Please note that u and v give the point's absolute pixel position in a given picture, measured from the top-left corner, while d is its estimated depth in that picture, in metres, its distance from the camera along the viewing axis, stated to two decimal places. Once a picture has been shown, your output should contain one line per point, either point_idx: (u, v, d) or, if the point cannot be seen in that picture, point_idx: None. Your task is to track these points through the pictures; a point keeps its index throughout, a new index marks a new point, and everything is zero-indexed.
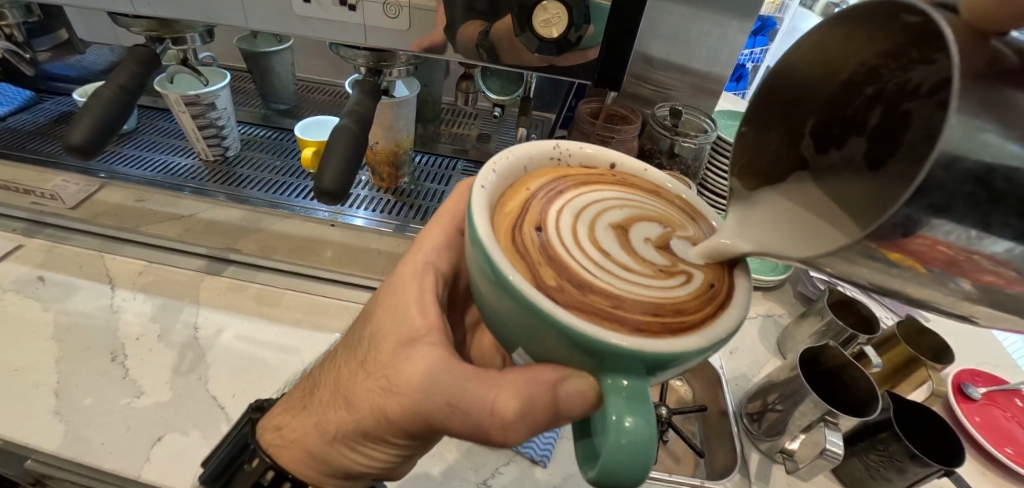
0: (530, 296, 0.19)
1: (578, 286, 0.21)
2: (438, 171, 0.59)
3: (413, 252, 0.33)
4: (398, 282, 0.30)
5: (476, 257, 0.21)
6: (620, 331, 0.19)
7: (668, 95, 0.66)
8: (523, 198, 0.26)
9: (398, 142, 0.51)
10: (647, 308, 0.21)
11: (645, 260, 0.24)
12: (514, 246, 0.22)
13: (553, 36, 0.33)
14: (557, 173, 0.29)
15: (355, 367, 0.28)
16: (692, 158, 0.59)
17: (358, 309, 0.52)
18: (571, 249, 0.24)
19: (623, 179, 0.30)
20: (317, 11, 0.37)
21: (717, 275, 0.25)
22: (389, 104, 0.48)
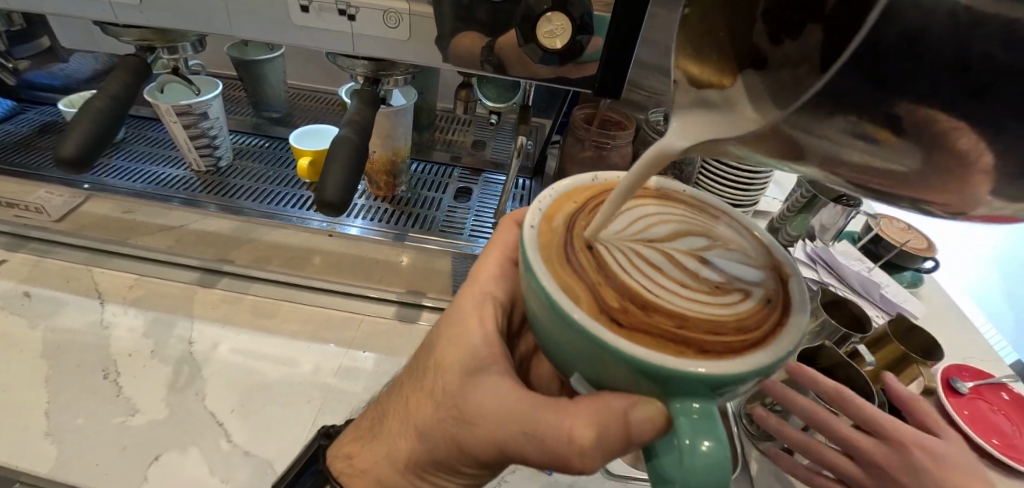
0: (591, 328, 0.20)
1: (639, 308, 0.22)
2: (433, 178, 0.58)
3: (470, 284, 0.34)
4: (456, 315, 0.32)
5: (534, 291, 0.23)
6: (685, 354, 0.20)
7: (660, 101, 0.67)
8: (573, 221, 0.27)
9: (395, 150, 0.51)
10: (709, 325, 0.22)
11: (701, 275, 0.25)
12: (573, 273, 0.24)
13: (557, 46, 0.34)
14: (602, 194, 0.30)
15: (422, 398, 0.31)
16: (685, 163, 0.60)
17: (359, 320, 0.52)
18: (628, 269, 0.24)
19: (667, 198, 0.31)
20: (315, 21, 0.37)
21: (777, 289, 0.25)
22: (387, 113, 0.48)
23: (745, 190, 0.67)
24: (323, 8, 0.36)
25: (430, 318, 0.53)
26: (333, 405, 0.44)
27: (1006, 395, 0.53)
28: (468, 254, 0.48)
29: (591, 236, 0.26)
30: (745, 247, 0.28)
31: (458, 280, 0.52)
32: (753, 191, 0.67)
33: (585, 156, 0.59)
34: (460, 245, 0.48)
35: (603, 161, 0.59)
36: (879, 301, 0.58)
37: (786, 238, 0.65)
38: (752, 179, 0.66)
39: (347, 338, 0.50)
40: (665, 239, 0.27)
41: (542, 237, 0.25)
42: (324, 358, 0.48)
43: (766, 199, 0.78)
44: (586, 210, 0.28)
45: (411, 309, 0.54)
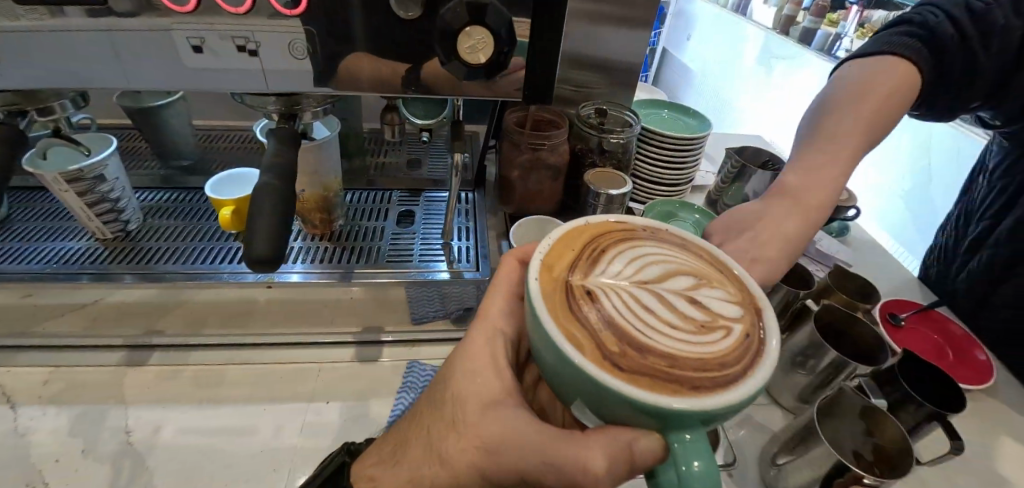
0: (596, 373, 0.21)
1: (638, 352, 0.22)
2: (371, 206, 0.53)
3: (481, 317, 0.33)
4: (472, 350, 0.31)
5: (542, 337, 0.23)
6: (679, 395, 0.21)
7: (588, 94, 0.68)
8: (572, 264, 0.27)
9: (325, 186, 0.46)
10: (700, 364, 0.22)
11: (690, 307, 0.25)
12: (575, 318, 0.24)
13: (481, 60, 0.32)
14: (597, 233, 0.30)
15: (442, 424, 0.29)
16: (623, 151, 0.61)
17: (316, 368, 0.49)
18: (624, 310, 0.25)
19: (655, 231, 0.31)
20: (213, 61, 0.34)
21: (758, 317, 0.26)
22: (310, 147, 0.43)
23: (678, 169, 0.70)
24: (219, 47, 0.33)
25: (392, 352, 0.50)
26: (304, 468, 0.40)
27: (941, 323, 0.59)
28: (421, 282, 0.45)
29: (590, 279, 0.26)
30: (734, 274, 0.29)
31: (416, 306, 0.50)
32: (686, 169, 0.70)
33: (522, 160, 0.59)
34: (410, 273, 0.45)
35: (541, 163, 0.59)
36: (816, 255, 0.63)
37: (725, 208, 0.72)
38: (685, 158, 0.69)
39: (306, 391, 0.47)
40: (657, 273, 0.27)
41: (543, 284, 0.25)
42: (285, 418, 0.44)
43: (700, 174, 0.81)
44: (584, 252, 0.28)
45: (370, 346, 0.51)
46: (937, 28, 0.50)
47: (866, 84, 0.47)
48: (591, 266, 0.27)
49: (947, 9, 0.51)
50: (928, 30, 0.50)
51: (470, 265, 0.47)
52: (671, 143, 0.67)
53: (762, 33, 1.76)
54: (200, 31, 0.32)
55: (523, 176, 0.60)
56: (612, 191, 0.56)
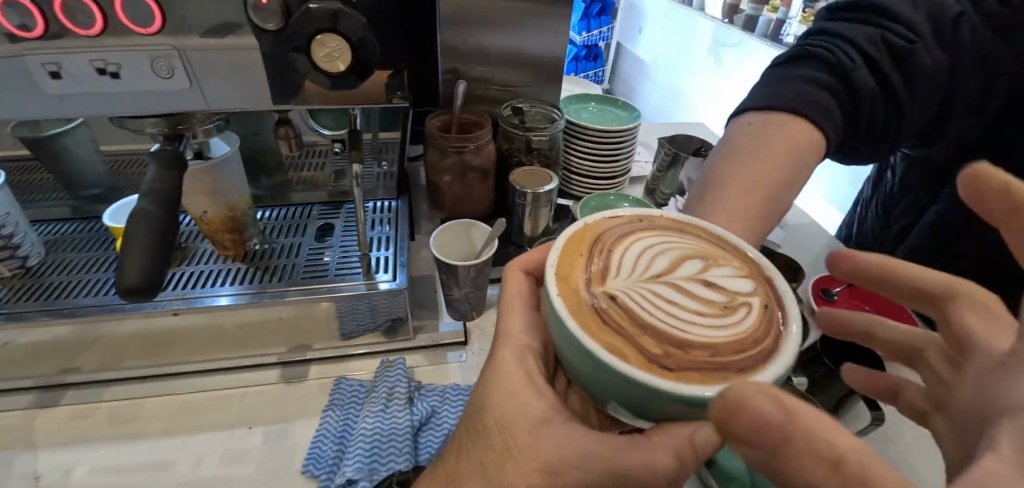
0: (647, 380, 0.20)
1: (676, 347, 0.22)
2: (289, 222, 0.52)
3: (504, 337, 0.32)
4: (504, 371, 0.30)
5: (576, 353, 0.22)
6: (727, 382, 0.21)
7: (516, 92, 0.67)
8: (586, 270, 0.26)
9: (230, 205, 0.44)
10: (735, 347, 0.22)
11: (708, 292, 0.25)
12: (605, 326, 0.23)
13: (342, 68, 0.32)
14: (598, 237, 0.29)
15: (494, 453, 0.27)
16: (549, 148, 0.61)
17: (241, 393, 0.47)
18: (648, 308, 0.24)
19: (649, 222, 0.31)
20: (75, 86, 0.32)
21: (771, 289, 0.26)
22: (205, 168, 0.42)
23: (613, 162, 0.70)
24: (80, 72, 0.31)
25: (320, 371, 0.49)
26: None
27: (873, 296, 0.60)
28: (336, 296, 0.44)
29: (607, 283, 0.25)
30: (736, 248, 0.29)
31: (346, 322, 0.48)
32: (620, 161, 0.71)
33: (448, 164, 0.59)
34: (325, 289, 0.44)
35: (466, 166, 0.59)
36: None
37: (662, 198, 0.73)
38: (617, 151, 0.69)
39: (229, 417, 0.45)
40: (667, 264, 0.27)
41: (564, 296, 0.24)
42: (206, 448, 0.43)
43: (638, 165, 0.82)
44: (593, 258, 0.27)
45: (297, 366, 0.50)
46: (853, 77, 0.44)
47: (758, 150, 0.42)
48: (605, 270, 0.26)
49: (859, 45, 0.45)
50: (844, 79, 0.45)
51: (388, 274, 0.47)
52: (600, 137, 0.68)
53: (711, 22, 1.79)
54: (54, 55, 0.30)
55: (451, 181, 0.60)
56: (537, 189, 0.57)
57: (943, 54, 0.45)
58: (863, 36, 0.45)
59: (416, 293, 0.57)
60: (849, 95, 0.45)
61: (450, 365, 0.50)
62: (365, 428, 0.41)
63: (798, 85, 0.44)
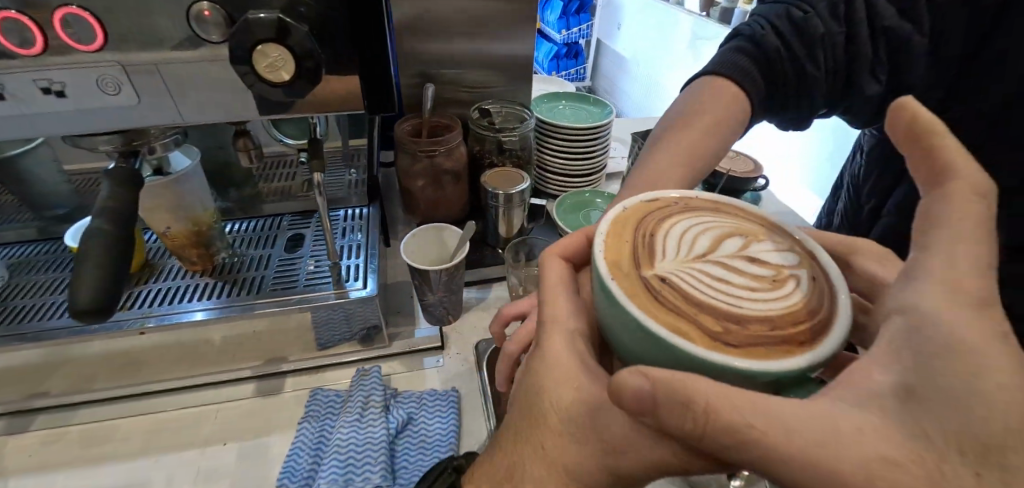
0: (715, 358, 0.20)
1: (737, 323, 0.21)
2: (260, 234, 0.52)
3: (550, 324, 0.28)
4: (553, 360, 0.26)
5: (633, 333, 0.22)
6: (790, 355, 0.20)
7: (487, 93, 0.67)
8: (634, 252, 0.26)
9: (194, 220, 0.44)
10: (790, 320, 0.22)
11: (756, 268, 0.25)
12: (662, 306, 0.22)
13: (284, 77, 0.31)
14: (638, 219, 0.28)
15: (552, 438, 0.25)
16: (521, 148, 0.61)
17: (216, 409, 0.47)
18: (699, 286, 0.24)
19: (685, 202, 0.30)
20: (20, 108, 0.31)
21: (818, 263, 0.26)
22: (165, 184, 0.41)
23: (587, 159, 0.70)
24: (24, 92, 0.30)
25: (296, 383, 0.49)
26: None
27: None
28: (307, 307, 0.44)
29: (656, 265, 0.25)
30: (774, 225, 0.29)
31: (322, 332, 0.48)
32: (595, 158, 0.71)
33: (420, 168, 0.59)
34: (295, 300, 0.44)
35: (438, 169, 0.59)
36: None
37: None
38: (590, 148, 0.70)
39: (204, 435, 0.44)
40: (709, 243, 0.27)
41: (618, 280, 0.24)
42: (180, 467, 0.42)
43: (615, 160, 0.83)
44: (638, 239, 0.26)
45: (273, 379, 0.49)
46: (766, 47, 0.45)
47: (682, 123, 0.44)
48: (651, 252, 0.26)
49: (774, 20, 0.46)
50: (760, 50, 0.45)
51: (359, 283, 0.46)
52: (573, 135, 0.68)
53: (688, 15, 1.79)
54: None
55: (424, 185, 0.60)
56: (509, 190, 0.57)
57: (839, 22, 0.44)
58: (773, 12, 0.47)
59: (392, 299, 0.56)
60: (759, 63, 0.45)
61: (427, 370, 0.50)
62: (340, 439, 0.41)
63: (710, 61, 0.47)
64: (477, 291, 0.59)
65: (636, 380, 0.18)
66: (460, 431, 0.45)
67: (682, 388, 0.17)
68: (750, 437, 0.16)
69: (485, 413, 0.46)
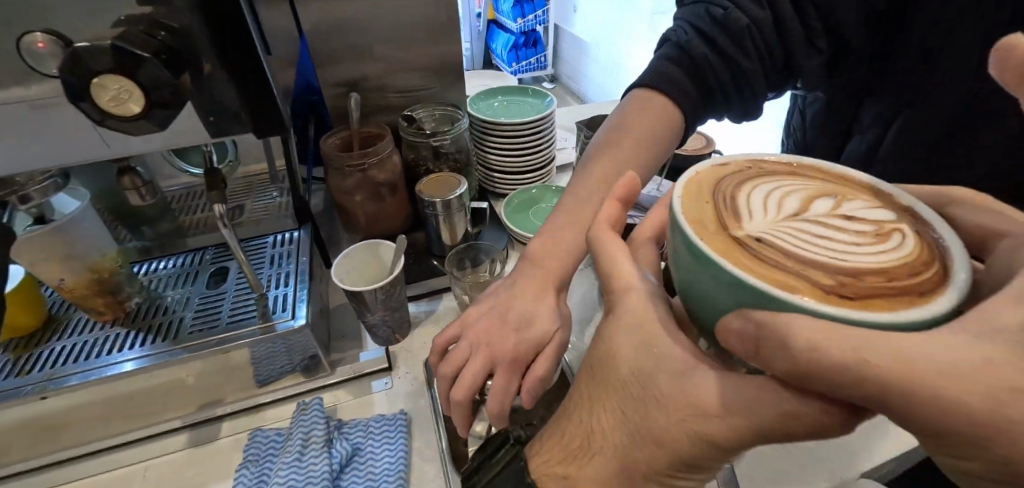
0: (834, 312, 0.17)
1: (851, 277, 0.19)
2: (179, 272, 0.48)
3: (620, 293, 0.26)
4: (634, 320, 0.24)
5: (725, 287, 0.20)
6: (915, 304, 0.18)
7: (419, 96, 0.65)
8: (714, 212, 0.23)
9: (93, 267, 0.40)
10: (907, 268, 0.19)
11: (852, 226, 0.22)
12: (758, 261, 0.20)
13: (136, 111, 0.27)
14: (715, 181, 0.26)
15: (632, 403, 0.23)
16: (456, 150, 0.59)
17: (144, 467, 0.43)
18: (795, 242, 0.21)
19: (760, 166, 0.28)
20: None
21: (917, 217, 0.23)
22: (48, 232, 0.37)
23: (531, 155, 0.68)
24: None
25: (233, 427, 0.45)
26: None
27: None
28: (230, 346, 0.41)
29: (742, 223, 0.22)
30: (863, 183, 0.26)
31: (261, 369, 0.45)
32: (540, 153, 0.69)
33: (351, 183, 0.55)
34: (215, 342, 0.41)
35: (372, 182, 0.56)
36: None
37: None
38: (533, 143, 0.67)
39: None
40: (795, 204, 0.24)
41: (702, 235, 0.21)
42: None
43: (563, 152, 0.81)
44: (717, 201, 0.24)
45: (207, 427, 0.45)
46: (692, 49, 0.48)
47: (615, 139, 0.46)
48: (733, 213, 0.23)
49: (695, 23, 0.49)
50: (686, 53, 0.48)
51: (287, 313, 0.43)
52: (512, 132, 0.66)
53: None
54: None
55: (359, 200, 0.57)
56: (447, 196, 0.55)
57: (758, 11, 0.47)
58: (694, 14, 0.50)
59: (334, 324, 0.54)
60: (689, 68, 0.48)
61: (375, 395, 0.48)
62: (277, 483, 0.38)
63: (644, 70, 0.50)
64: (426, 305, 0.57)
65: (738, 322, 0.18)
66: (410, 455, 0.43)
67: (778, 331, 0.16)
68: (855, 376, 0.15)
69: (435, 433, 0.44)
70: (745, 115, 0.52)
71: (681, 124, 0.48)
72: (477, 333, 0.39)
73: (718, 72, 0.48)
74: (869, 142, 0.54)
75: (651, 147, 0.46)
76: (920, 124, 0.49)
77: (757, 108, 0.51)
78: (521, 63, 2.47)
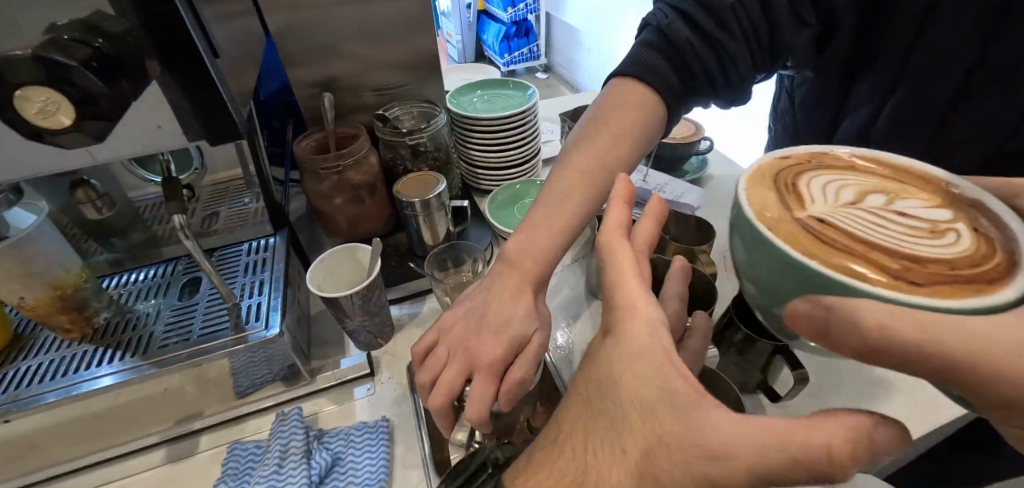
0: (897, 296, 0.19)
1: (917, 263, 0.21)
2: (150, 284, 0.46)
3: (626, 309, 0.24)
4: (636, 346, 0.22)
5: (790, 276, 0.22)
6: (983, 290, 0.19)
7: (396, 94, 0.63)
8: (780, 204, 0.25)
9: (56, 284, 0.39)
10: (968, 259, 0.21)
11: (910, 219, 0.24)
12: (828, 248, 0.22)
13: (67, 123, 0.26)
14: (779, 173, 0.28)
15: (626, 435, 0.21)
16: (435, 147, 0.59)
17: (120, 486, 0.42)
18: (863, 233, 0.23)
19: (821, 160, 0.29)
20: None
21: (981, 209, 0.24)
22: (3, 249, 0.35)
23: (515, 150, 0.66)
24: None
25: (212, 441, 0.44)
26: None
27: None
28: (202, 359, 0.40)
29: (807, 211, 0.25)
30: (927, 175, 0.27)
31: (240, 379, 0.44)
32: (524, 147, 0.67)
33: (328, 186, 0.54)
34: (186, 355, 0.40)
35: (350, 184, 0.55)
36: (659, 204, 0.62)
37: None
38: (515, 138, 0.66)
39: None
40: (857, 196, 0.26)
41: (772, 226, 0.24)
42: None
43: (550, 145, 0.79)
44: (782, 192, 0.26)
45: (184, 442, 0.44)
46: (671, 34, 0.46)
47: (592, 136, 0.44)
48: (799, 203, 0.25)
49: (676, 6, 0.47)
50: (666, 39, 0.46)
51: (260, 323, 0.42)
52: (494, 127, 0.64)
53: None
54: None
55: (335, 203, 0.55)
56: (426, 196, 0.53)
57: None
58: None
59: (314, 331, 0.53)
60: (669, 54, 0.46)
61: (357, 401, 0.47)
62: None
63: (625, 58, 0.48)
64: (409, 307, 0.56)
65: (805, 305, 0.20)
66: (392, 462, 0.42)
67: (843, 315, 0.18)
68: (925, 351, 0.17)
69: (418, 439, 0.43)
70: (732, 101, 0.50)
71: (662, 116, 0.47)
72: (453, 337, 0.38)
73: (700, 57, 0.46)
74: (862, 120, 0.53)
75: (629, 141, 0.44)
76: (916, 97, 0.48)
77: (744, 91, 0.49)
78: (513, 54, 2.43)
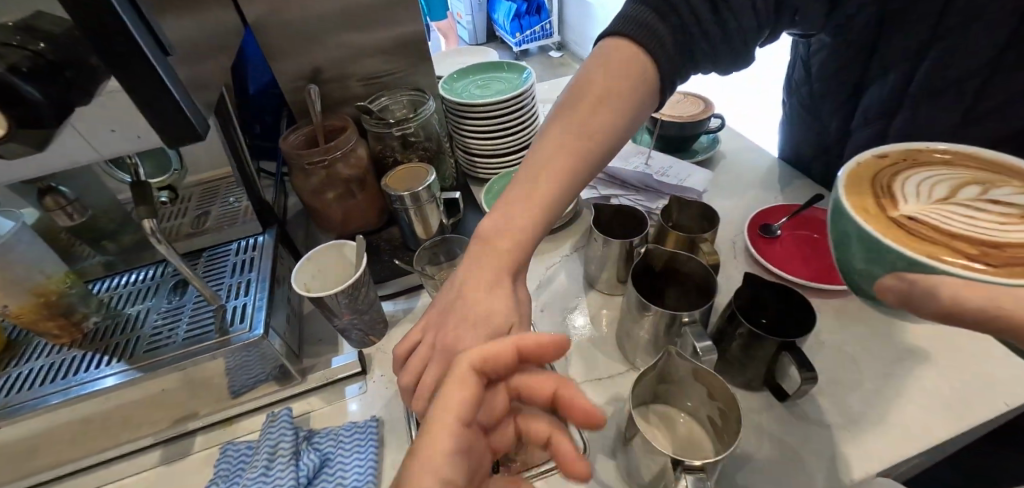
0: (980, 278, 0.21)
1: (997, 248, 0.22)
2: (139, 287, 0.47)
3: (419, 459, 0.24)
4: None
5: (881, 259, 0.23)
6: None
7: (385, 82, 0.61)
8: (874, 198, 0.26)
9: (38, 291, 0.39)
10: None
11: (1000, 206, 0.25)
12: (920, 238, 0.24)
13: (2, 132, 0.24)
14: (877, 172, 0.28)
15: None
16: (427, 138, 0.57)
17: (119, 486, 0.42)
18: (960, 225, 0.24)
19: (917, 158, 0.29)
20: None
21: None
22: None
23: (511, 135, 0.64)
24: None
25: (206, 441, 0.45)
26: None
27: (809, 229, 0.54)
28: (185, 363, 0.40)
29: (900, 206, 0.25)
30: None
31: (232, 379, 0.44)
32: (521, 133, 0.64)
33: (315, 181, 0.52)
34: (169, 360, 0.39)
35: (338, 178, 0.53)
36: (664, 189, 0.59)
37: None
38: (512, 123, 0.63)
39: None
40: (953, 191, 0.26)
41: (867, 217, 0.25)
42: None
43: None
44: (876, 188, 0.27)
45: (181, 442, 0.45)
46: None
47: (575, 103, 0.41)
48: (891, 197, 0.26)
49: None
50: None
51: (244, 325, 0.41)
52: (487, 112, 0.61)
53: None
54: None
55: (323, 198, 0.54)
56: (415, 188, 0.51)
57: None
58: None
59: (307, 329, 0.52)
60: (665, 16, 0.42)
61: (350, 400, 0.47)
62: None
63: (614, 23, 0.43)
64: (403, 302, 0.54)
65: (892, 280, 0.23)
66: (381, 464, 0.41)
67: (925, 286, 0.21)
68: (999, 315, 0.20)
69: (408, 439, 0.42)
70: (735, 64, 0.45)
71: (655, 86, 0.42)
72: (436, 336, 0.37)
73: (701, 27, 0.42)
74: (888, 89, 0.48)
75: (614, 105, 0.41)
76: (952, 59, 0.43)
77: (748, 56, 0.45)
78: (525, 33, 2.36)
